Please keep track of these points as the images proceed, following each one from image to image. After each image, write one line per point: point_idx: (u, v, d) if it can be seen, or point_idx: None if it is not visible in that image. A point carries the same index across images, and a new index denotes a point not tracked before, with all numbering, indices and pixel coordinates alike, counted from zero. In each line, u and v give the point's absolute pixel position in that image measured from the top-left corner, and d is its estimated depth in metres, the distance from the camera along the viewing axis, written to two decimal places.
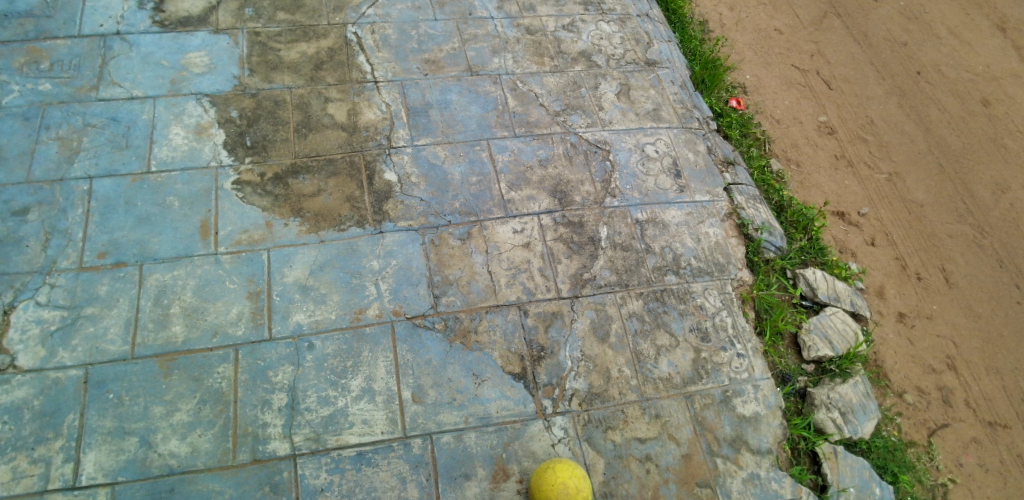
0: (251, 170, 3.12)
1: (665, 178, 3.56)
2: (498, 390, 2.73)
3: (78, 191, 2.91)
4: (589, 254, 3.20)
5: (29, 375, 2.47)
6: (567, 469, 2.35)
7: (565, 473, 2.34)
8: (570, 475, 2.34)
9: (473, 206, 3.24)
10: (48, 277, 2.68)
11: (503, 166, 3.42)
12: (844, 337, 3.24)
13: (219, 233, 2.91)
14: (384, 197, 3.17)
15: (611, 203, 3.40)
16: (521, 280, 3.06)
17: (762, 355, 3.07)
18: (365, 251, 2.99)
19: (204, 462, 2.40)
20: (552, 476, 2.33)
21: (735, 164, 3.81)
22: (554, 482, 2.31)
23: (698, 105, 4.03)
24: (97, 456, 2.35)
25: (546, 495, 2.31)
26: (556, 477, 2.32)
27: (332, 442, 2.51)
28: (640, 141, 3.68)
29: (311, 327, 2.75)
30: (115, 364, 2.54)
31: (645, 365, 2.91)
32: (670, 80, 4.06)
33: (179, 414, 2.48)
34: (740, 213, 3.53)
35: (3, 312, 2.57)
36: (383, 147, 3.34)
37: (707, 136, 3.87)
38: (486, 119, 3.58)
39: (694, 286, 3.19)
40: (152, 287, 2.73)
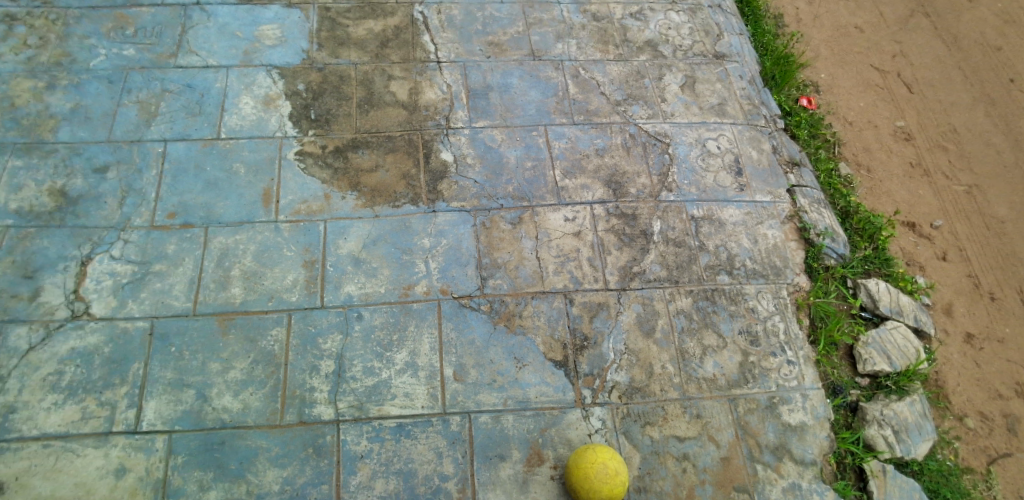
0: (314, 142, 3.21)
1: (725, 175, 3.46)
2: (538, 376, 2.74)
3: (153, 153, 3.06)
4: (640, 248, 3.14)
5: (101, 323, 2.63)
6: (609, 453, 2.37)
7: (607, 455, 2.36)
8: (612, 459, 2.36)
9: (526, 191, 3.23)
10: (122, 233, 2.84)
11: (559, 153, 3.39)
12: (904, 353, 3.07)
13: (280, 201, 3.01)
14: (439, 177, 3.20)
15: (667, 197, 3.32)
16: (569, 269, 3.04)
17: (813, 364, 2.95)
18: (417, 229, 3.04)
19: (253, 419, 2.51)
20: (595, 454, 2.35)
21: (801, 165, 3.66)
22: (595, 460, 2.32)
23: (766, 102, 3.88)
24: (157, 404, 2.50)
25: (585, 472, 2.31)
26: (596, 456, 2.34)
27: (374, 411, 2.58)
28: (702, 136, 3.58)
29: (361, 299, 2.82)
30: (178, 320, 2.68)
31: (690, 364, 2.85)
32: (738, 74, 3.91)
33: (234, 371, 2.60)
34: (802, 217, 3.39)
35: (81, 263, 2.75)
36: (441, 127, 3.37)
37: (773, 135, 3.72)
38: (546, 105, 3.55)
39: (747, 288, 3.10)
40: (215, 249, 2.85)
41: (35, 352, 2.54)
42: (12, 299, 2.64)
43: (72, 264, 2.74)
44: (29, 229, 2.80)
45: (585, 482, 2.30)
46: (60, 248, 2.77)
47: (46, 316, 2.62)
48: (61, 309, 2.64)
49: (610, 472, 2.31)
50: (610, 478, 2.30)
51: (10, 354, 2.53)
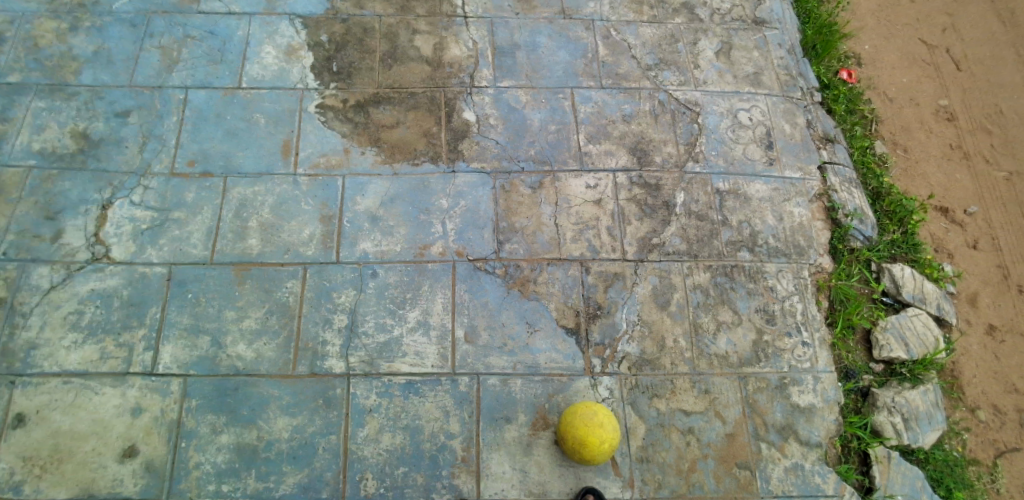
0: (335, 95, 3.16)
1: (755, 149, 3.34)
2: (549, 342, 2.73)
3: (175, 100, 3.05)
4: (661, 220, 3.08)
5: (121, 267, 2.68)
6: (611, 418, 2.43)
7: (607, 416, 2.43)
8: (609, 422, 2.41)
9: (548, 155, 3.17)
10: (142, 179, 2.85)
11: (585, 117, 3.30)
12: (923, 341, 2.99)
13: (299, 154, 2.99)
14: (461, 136, 3.15)
15: (692, 168, 3.23)
16: (587, 237, 2.99)
17: (829, 347, 2.90)
18: (436, 189, 3.00)
19: (266, 368, 2.56)
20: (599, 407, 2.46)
21: (835, 141, 3.52)
22: (580, 407, 2.43)
23: (804, 73, 3.71)
24: (174, 349, 2.56)
25: (569, 415, 2.43)
26: (584, 405, 2.43)
27: (384, 367, 2.61)
28: (734, 106, 3.45)
29: (376, 256, 2.82)
30: (196, 267, 2.71)
31: (703, 340, 2.82)
32: (777, 42, 3.74)
33: (248, 320, 2.64)
34: (831, 196, 3.28)
35: (102, 206, 2.78)
36: (465, 86, 3.29)
37: (809, 108, 3.57)
38: (574, 66, 3.44)
39: (768, 266, 3.03)
40: (234, 199, 2.86)
41: (58, 291, 2.61)
42: (35, 239, 2.69)
43: (93, 207, 2.77)
44: (52, 170, 2.83)
45: (570, 411, 2.44)
46: (82, 191, 2.80)
47: (68, 256, 2.67)
48: (83, 251, 2.69)
49: (595, 418, 2.38)
50: (591, 420, 2.36)
51: (33, 292, 2.60)
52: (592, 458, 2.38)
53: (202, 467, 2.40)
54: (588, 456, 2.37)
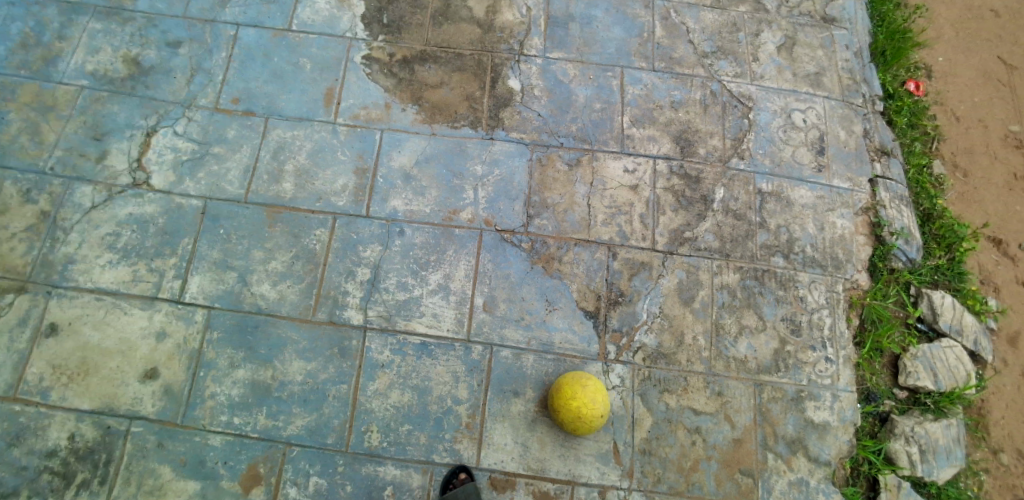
0: (383, 48, 3.13)
1: (805, 152, 3.22)
2: (566, 322, 2.72)
3: (226, 36, 3.05)
4: (696, 214, 3.00)
5: (159, 195, 2.73)
6: (601, 398, 2.41)
7: (600, 394, 2.42)
8: (597, 397, 2.40)
9: (590, 133, 3.10)
10: (187, 111, 2.88)
11: (632, 99, 3.21)
12: (953, 374, 2.89)
13: (341, 104, 2.99)
14: (503, 104, 3.10)
15: (736, 165, 3.13)
16: (619, 222, 2.94)
17: (852, 366, 2.83)
18: (472, 154, 2.98)
19: (287, 311, 2.61)
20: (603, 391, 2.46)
21: (891, 155, 3.36)
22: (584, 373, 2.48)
23: (869, 80, 3.53)
24: (201, 281, 2.62)
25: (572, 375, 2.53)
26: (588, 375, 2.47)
27: (401, 325, 2.64)
28: (788, 106, 3.32)
29: (405, 215, 2.82)
30: (231, 204, 2.75)
31: (723, 341, 2.77)
32: (844, 43, 3.56)
33: (275, 262, 2.68)
34: (878, 211, 3.16)
35: (147, 133, 2.83)
36: (514, 52, 3.22)
37: (868, 117, 3.41)
38: (627, 45, 3.34)
39: (801, 275, 2.94)
40: (273, 141, 2.88)
41: (98, 211, 2.69)
42: (81, 158, 2.76)
43: (138, 134, 2.82)
44: (103, 92, 2.88)
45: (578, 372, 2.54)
46: (129, 116, 2.85)
47: (110, 179, 2.74)
48: (125, 175, 2.75)
49: (585, 379, 2.44)
50: (580, 379, 2.43)
51: (75, 209, 2.68)
52: (558, 411, 2.41)
53: (216, 398, 2.48)
54: (556, 405, 2.42)
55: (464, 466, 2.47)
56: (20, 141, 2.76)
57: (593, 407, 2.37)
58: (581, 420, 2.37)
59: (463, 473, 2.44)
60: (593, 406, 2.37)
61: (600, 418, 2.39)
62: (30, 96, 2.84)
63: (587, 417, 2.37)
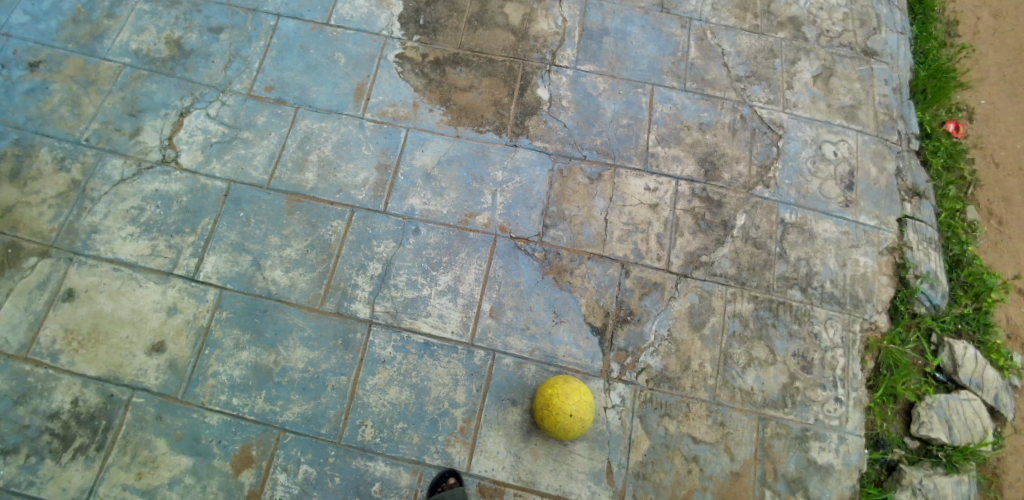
0: (416, 48, 3.16)
1: (833, 186, 3.15)
2: (572, 336, 2.69)
3: (266, 25, 3.12)
4: (715, 238, 2.96)
5: (186, 174, 2.79)
6: (580, 401, 2.36)
7: (581, 399, 2.37)
8: (576, 398, 2.36)
9: (614, 148, 3.08)
10: (221, 95, 2.95)
11: (660, 118, 3.18)
12: (969, 429, 2.78)
13: (370, 99, 3.02)
14: (530, 112, 3.10)
15: (761, 193, 3.08)
16: (634, 240, 2.91)
17: (863, 409, 2.74)
18: (494, 159, 2.98)
19: (296, 298, 2.64)
20: (587, 401, 2.39)
21: (924, 196, 3.26)
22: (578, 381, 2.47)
23: (907, 118, 3.44)
24: (216, 261, 2.67)
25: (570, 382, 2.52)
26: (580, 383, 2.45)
27: (406, 322, 2.65)
28: (820, 138, 3.25)
29: (421, 214, 2.84)
30: (253, 189, 2.80)
31: (730, 370, 2.72)
32: (884, 79, 3.48)
33: (289, 250, 2.72)
34: (905, 253, 3.06)
35: (180, 113, 2.90)
36: (545, 62, 3.22)
37: (902, 155, 3.32)
38: (660, 63, 3.31)
39: (817, 310, 2.87)
40: (300, 130, 2.92)
41: (125, 185, 2.76)
42: (116, 132, 2.84)
43: (172, 113, 2.90)
44: (143, 70, 2.96)
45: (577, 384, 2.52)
46: (166, 96, 2.93)
47: (141, 154, 2.81)
48: (155, 152, 2.82)
49: (573, 380, 2.43)
50: (568, 378, 2.44)
51: (104, 181, 2.76)
52: (537, 401, 2.43)
53: (218, 377, 2.51)
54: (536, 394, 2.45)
55: (454, 470, 2.45)
56: (60, 112, 2.86)
57: (565, 401, 2.34)
58: (550, 410, 2.35)
59: (452, 477, 2.43)
60: (565, 401, 2.34)
61: (570, 418, 2.33)
62: (74, 69, 2.94)
63: (556, 408, 2.34)
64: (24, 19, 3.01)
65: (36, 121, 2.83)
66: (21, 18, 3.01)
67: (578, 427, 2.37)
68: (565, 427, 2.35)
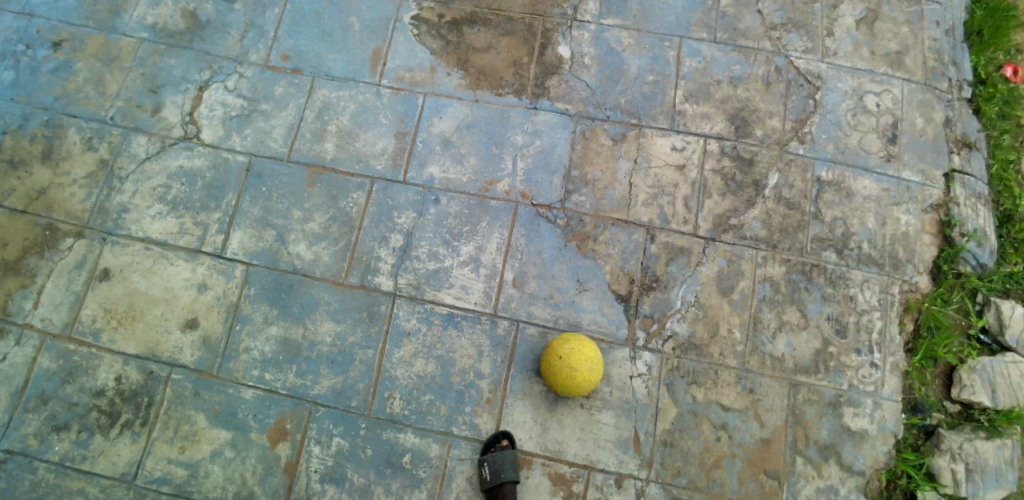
0: (432, 8, 3.05)
1: (875, 140, 2.97)
2: (597, 304, 2.66)
3: None
4: (745, 199, 2.84)
5: (208, 149, 2.80)
6: (577, 349, 2.36)
7: (581, 349, 2.37)
8: (575, 346, 2.38)
9: (639, 108, 2.96)
10: (239, 67, 2.92)
11: (688, 72, 3.03)
12: (1015, 392, 2.65)
13: (387, 65, 2.95)
14: (551, 72, 2.98)
15: (795, 150, 2.93)
16: (661, 203, 2.82)
17: (900, 374, 2.65)
18: (514, 123, 2.90)
19: (321, 272, 2.67)
20: (586, 356, 2.36)
21: (974, 148, 3.05)
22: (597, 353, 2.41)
23: (959, 62, 3.19)
24: (242, 237, 2.70)
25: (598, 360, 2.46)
26: (596, 353, 2.40)
27: (429, 294, 2.65)
28: (862, 87, 3.05)
29: (441, 183, 2.80)
30: (275, 162, 2.79)
31: (760, 337, 2.65)
32: (935, 19, 3.22)
33: (312, 224, 2.73)
34: (951, 210, 2.89)
35: (199, 87, 2.89)
36: (567, 17, 3.08)
37: (952, 104, 3.09)
38: (689, 13, 3.13)
39: (854, 273, 2.76)
40: (318, 101, 2.88)
41: (151, 163, 2.79)
42: (138, 109, 2.85)
43: (192, 87, 2.89)
44: (161, 44, 2.94)
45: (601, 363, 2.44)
46: (185, 70, 2.91)
47: (164, 131, 2.83)
48: (178, 128, 2.83)
49: (588, 340, 2.43)
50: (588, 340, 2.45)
51: (131, 160, 2.79)
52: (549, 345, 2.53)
53: (250, 353, 2.58)
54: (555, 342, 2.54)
55: (507, 433, 2.50)
56: (84, 91, 2.88)
57: (561, 343, 2.39)
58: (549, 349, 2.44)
59: (506, 439, 2.48)
60: (563, 345, 2.39)
61: (559, 360, 2.35)
62: (96, 46, 2.94)
63: (552, 347, 2.41)
64: None
65: (62, 101, 2.86)
66: None
67: (569, 375, 2.34)
68: (555, 370, 2.37)
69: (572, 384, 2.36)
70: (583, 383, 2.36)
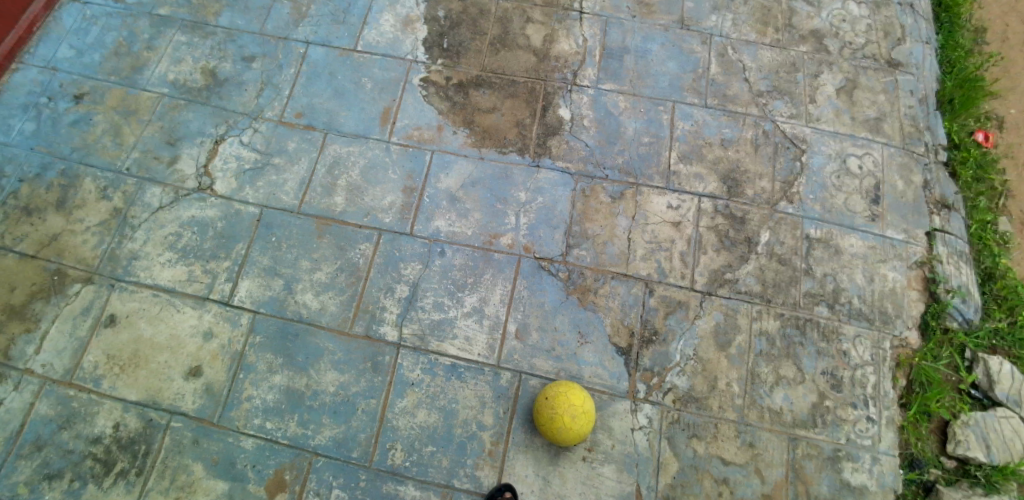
0: (440, 71, 3.24)
1: (859, 200, 3.12)
2: (597, 356, 2.71)
3: (295, 52, 3.22)
4: (739, 255, 2.95)
5: (220, 200, 2.89)
6: (560, 392, 2.42)
7: (565, 394, 2.42)
8: (561, 390, 2.44)
9: (636, 167, 3.11)
10: (254, 122, 3.05)
11: (681, 135, 3.20)
12: (1009, 447, 2.70)
13: (396, 123, 3.10)
14: (552, 132, 3.14)
15: (785, 208, 3.07)
16: (658, 258, 2.92)
17: (895, 429, 2.70)
18: (517, 180, 3.02)
19: (327, 322, 2.71)
20: (569, 400, 2.40)
21: (953, 208, 3.22)
22: (585, 403, 2.43)
23: (934, 128, 3.40)
24: (250, 285, 2.76)
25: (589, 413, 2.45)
26: (583, 401, 2.42)
27: (433, 345, 2.69)
28: (845, 151, 3.23)
29: (447, 236, 2.89)
30: (284, 213, 2.88)
31: (757, 390, 2.70)
32: (909, 90, 3.45)
33: (320, 273, 2.79)
34: (935, 266, 3.02)
35: (214, 141, 3.00)
36: (567, 82, 3.27)
37: (930, 168, 3.28)
38: (681, 80, 3.33)
39: (845, 327, 2.84)
40: (329, 155, 3.01)
41: (164, 211, 2.87)
42: (155, 160, 2.95)
43: (207, 141, 3.00)
44: (180, 100, 3.08)
45: (589, 415, 2.43)
46: (201, 124, 3.04)
47: (178, 182, 2.92)
48: (191, 179, 2.93)
49: (579, 389, 2.47)
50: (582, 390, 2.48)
51: (144, 208, 2.87)
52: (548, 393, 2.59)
53: (252, 401, 2.58)
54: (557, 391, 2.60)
55: (510, 485, 2.48)
56: (102, 142, 2.98)
57: (550, 385, 2.47)
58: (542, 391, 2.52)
59: (508, 491, 2.47)
60: (551, 387, 2.47)
61: (542, 400, 2.44)
62: (117, 100, 3.07)
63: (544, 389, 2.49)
64: (69, 53, 3.16)
65: (81, 151, 2.96)
66: (67, 52, 3.16)
67: (548, 416, 2.40)
68: (538, 409, 2.44)
69: (551, 426, 2.39)
70: (559, 426, 2.38)
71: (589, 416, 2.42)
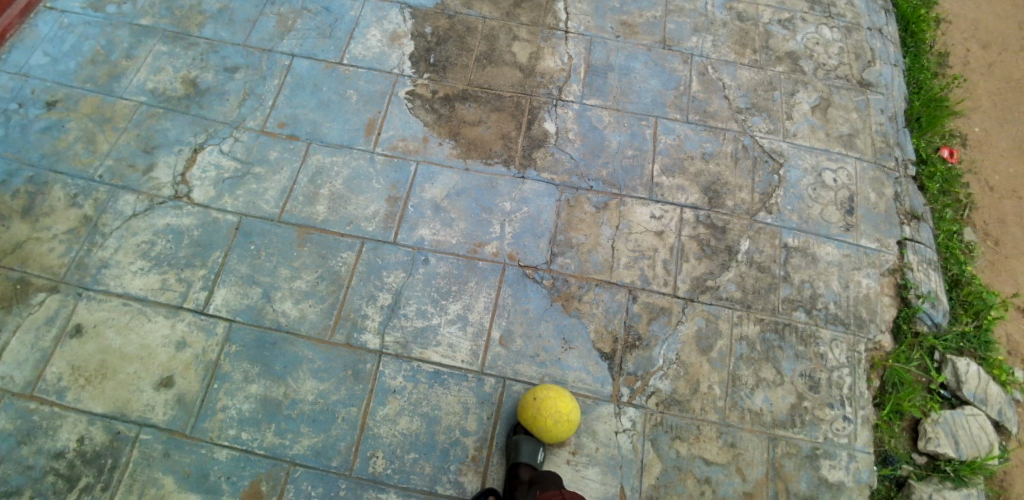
0: (426, 85, 3.27)
1: (835, 211, 3.20)
2: (581, 362, 2.69)
3: (280, 64, 3.23)
4: (720, 263, 2.99)
5: (197, 208, 2.85)
6: (550, 396, 2.38)
7: (554, 399, 2.38)
8: (551, 394, 2.40)
9: (620, 179, 3.15)
10: (234, 131, 3.04)
11: (663, 148, 3.27)
12: (975, 443, 2.73)
13: (381, 134, 3.11)
14: (537, 145, 3.18)
15: (764, 218, 3.13)
16: (641, 266, 2.94)
17: (869, 427, 2.72)
18: (502, 191, 3.04)
19: (306, 329, 2.65)
20: (556, 406, 2.36)
21: (921, 219, 3.31)
22: (571, 412, 2.40)
23: (903, 144, 3.53)
24: (226, 294, 2.69)
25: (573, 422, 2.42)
26: (570, 411, 2.39)
27: (415, 352, 2.65)
28: (820, 165, 3.33)
29: (431, 245, 2.88)
30: (264, 221, 2.85)
31: (738, 393, 2.70)
32: (879, 108, 3.58)
33: (300, 281, 2.74)
34: (906, 273, 3.10)
35: (193, 149, 2.97)
36: (552, 97, 3.33)
37: (900, 181, 3.39)
38: (663, 97, 3.42)
39: (822, 332, 2.88)
40: (312, 165, 3.00)
41: (137, 219, 2.81)
42: (129, 168, 2.91)
43: (185, 149, 2.97)
44: (158, 108, 3.06)
45: (572, 425, 2.41)
46: (179, 133, 3.01)
47: (153, 190, 2.87)
48: (167, 187, 2.88)
49: (569, 397, 2.43)
50: (571, 399, 2.44)
51: (116, 216, 2.81)
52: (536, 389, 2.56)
53: (227, 411, 2.50)
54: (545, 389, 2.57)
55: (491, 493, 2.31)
56: (74, 149, 2.93)
57: (541, 386, 2.43)
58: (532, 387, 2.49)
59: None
60: (541, 388, 2.43)
61: (530, 399, 2.40)
62: (91, 108, 3.03)
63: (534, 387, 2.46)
64: (43, 60, 3.13)
65: (50, 158, 2.90)
66: (41, 59, 3.13)
67: (532, 415, 2.37)
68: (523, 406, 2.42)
69: (531, 424, 2.38)
70: (540, 427, 2.36)
71: (571, 426, 2.40)
